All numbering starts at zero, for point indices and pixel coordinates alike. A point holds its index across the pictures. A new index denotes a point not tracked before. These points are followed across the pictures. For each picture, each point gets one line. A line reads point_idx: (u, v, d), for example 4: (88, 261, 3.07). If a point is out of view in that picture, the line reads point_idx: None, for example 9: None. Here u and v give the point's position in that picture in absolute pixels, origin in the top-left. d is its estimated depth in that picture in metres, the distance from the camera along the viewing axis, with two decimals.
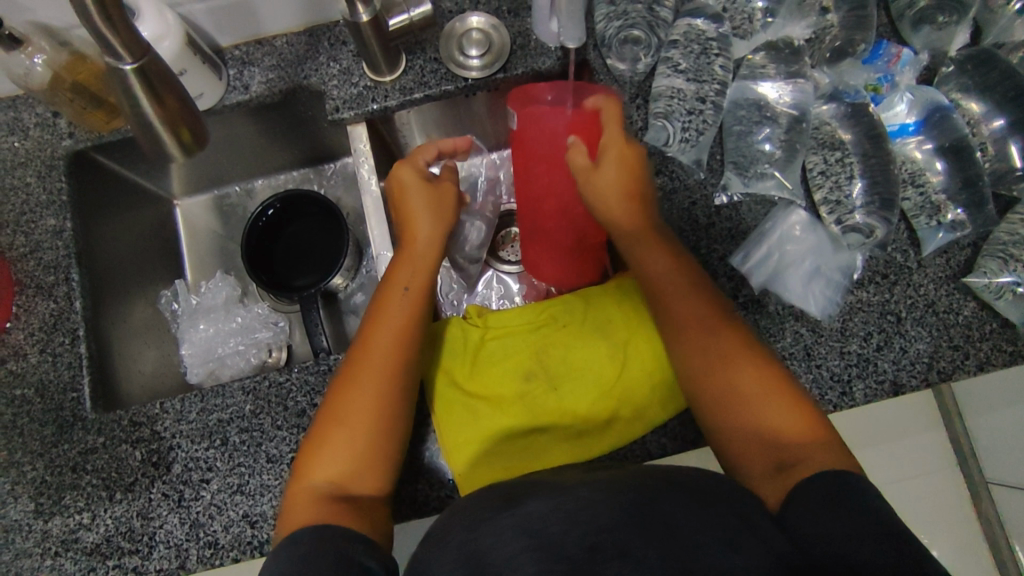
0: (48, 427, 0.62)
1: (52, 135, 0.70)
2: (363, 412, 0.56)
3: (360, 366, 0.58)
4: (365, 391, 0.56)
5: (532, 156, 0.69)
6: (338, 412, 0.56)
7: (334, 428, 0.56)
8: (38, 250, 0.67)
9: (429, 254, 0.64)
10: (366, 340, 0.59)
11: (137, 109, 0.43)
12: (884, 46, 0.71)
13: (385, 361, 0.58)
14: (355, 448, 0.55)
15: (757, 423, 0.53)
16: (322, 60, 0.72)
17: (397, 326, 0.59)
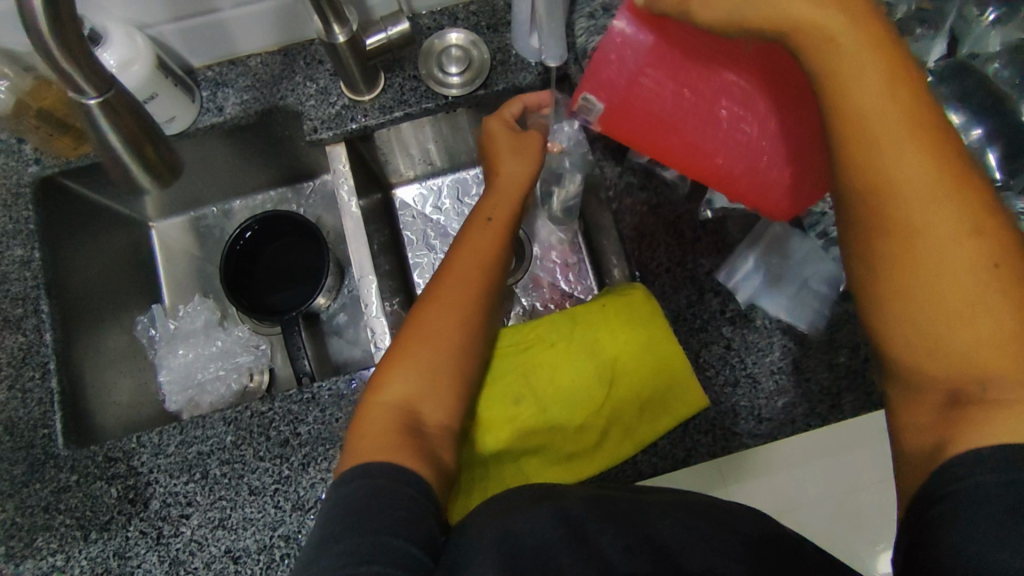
0: (18, 466, 0.60)
1: (18, 162, 0.68)
2: (444, 334, 0.57)
3: (445, 287, 0.60)
4: (452, 309, 0.58)
5: (646, 91, 0.57)
6: (422, 327, 0.58)
7: (419, 345, 0.57)
8: (4, 282, 0.65)
9: (510, 188, 0.67)
10: (452, 264, 0.61)
11: (105, 144, 0.41)
12: None
13: (467, 284, 0.60)
14: (433, 367, 0.56)
15: (1001, 315, 0.40)
16: (299, 80, 0.71)
17: (481, 254, 0.62)
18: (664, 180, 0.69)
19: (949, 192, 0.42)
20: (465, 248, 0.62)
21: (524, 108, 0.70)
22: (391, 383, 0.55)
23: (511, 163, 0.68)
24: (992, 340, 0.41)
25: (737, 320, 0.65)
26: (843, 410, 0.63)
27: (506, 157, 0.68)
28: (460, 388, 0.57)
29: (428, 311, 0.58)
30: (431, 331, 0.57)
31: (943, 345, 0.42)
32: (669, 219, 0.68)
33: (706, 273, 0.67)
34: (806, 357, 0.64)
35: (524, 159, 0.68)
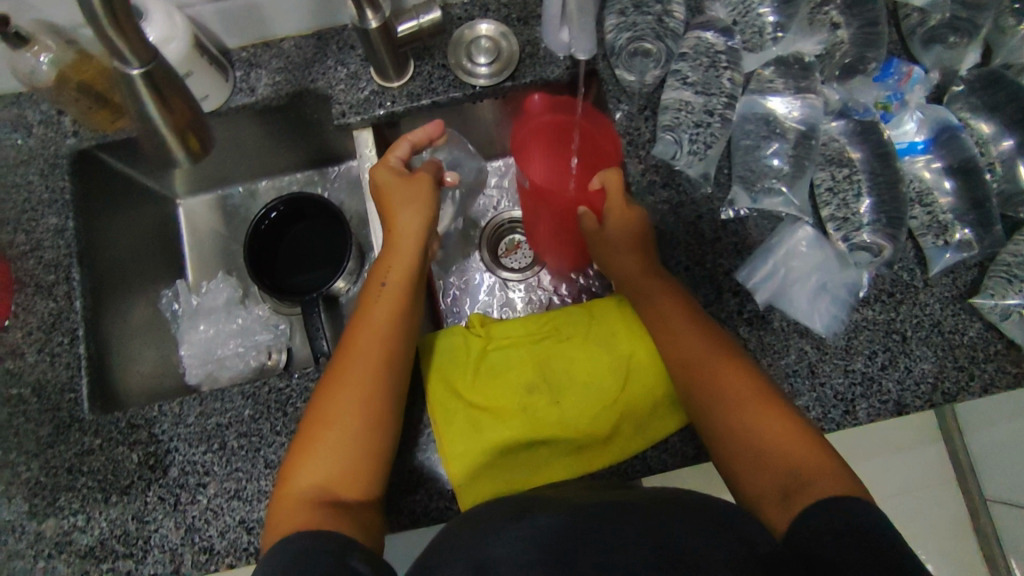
0: (45, 427, 0.62)
1: (56, 133, 0.70)
2: (350, 414, 0.55)
3: (344, 367, 0.57)
4: (355, 385, 0.56)
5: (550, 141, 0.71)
6: (324, 414, 0.56)
7: (324, 428, 0.55)
8: (39, 249, 0.67)
9: (406, 245, 0.64)
10: (350, 343, 0.59)
11: (145, 115, 0.43)
12: (895, 63, 0.71)
13: (369, 359, 0.57)
14: (343, 446, 0.54)
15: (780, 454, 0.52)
16: (330, 64, 0.72)
17: (376, 325, 0.59)
18: (689, 178, 0.69)
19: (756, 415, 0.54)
20: (359, 324, 0.60)
21: (412, 147, 0.69)
22: (302, 468, 0.54)
23: (407, 228, 0.65)
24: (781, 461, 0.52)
25: (754, 321, 0.65)
26: (857, 416, 0.63)
27: (403, 217, 0.65)
28: (377, 453, 0.55)
29: (326, 395, 0.56)
30: (333, 414, 0.55)
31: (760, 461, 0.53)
32: (691, 218, 0.68)
33: (725, 274, 0.67)
34: (823, 361, 0.65)
35: (418, 215, 0.66)
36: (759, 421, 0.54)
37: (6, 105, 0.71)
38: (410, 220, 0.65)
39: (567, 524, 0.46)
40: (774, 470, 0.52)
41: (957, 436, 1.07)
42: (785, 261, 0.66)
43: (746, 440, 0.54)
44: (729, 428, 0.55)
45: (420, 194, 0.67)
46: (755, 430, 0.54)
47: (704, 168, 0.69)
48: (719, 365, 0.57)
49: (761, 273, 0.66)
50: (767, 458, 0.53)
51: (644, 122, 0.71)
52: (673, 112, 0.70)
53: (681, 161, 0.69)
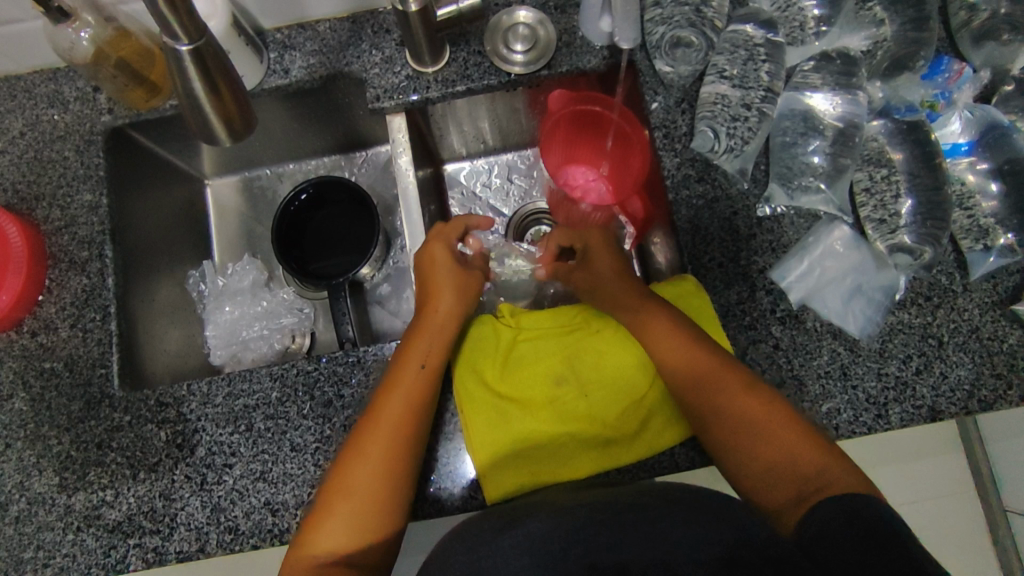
0: (75, 402, 0.62)
1: (92, 110, 0.70)
2: (370, 487, 0.53)
3: (371, 437, 0.55)
4: (376, 460, 0.54)
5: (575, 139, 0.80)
6: (343, 482, 0.54)
7: (341, 494, 0.53)
8: (73, 225, 0.67)
9: (441, 312, 0.63)
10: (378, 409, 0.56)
11: (190, 92, 0.42)
12: (945, 61, 0.69)
13: (393, 432, 0.55)
14: (360, 519, 0.53)
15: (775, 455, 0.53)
16: (365, 47, 0.72)
17: (407, 393, 0.57)
18: (725, 173, 0.68)
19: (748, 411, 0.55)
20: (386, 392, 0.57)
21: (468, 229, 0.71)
22: (317, 534, 0.52)
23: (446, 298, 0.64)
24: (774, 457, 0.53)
25: (787, 320, 0.64)
26: (890, 421, 0.62)
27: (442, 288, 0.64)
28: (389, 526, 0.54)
29: (348, 462, 0.55)
30: (353, 485, 0.54)
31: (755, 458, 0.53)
32: (726, 214, 0.67)
33: (760, 271, 0.66)
34: (856, 364, 0.64)
35: (449, 287, 0.64)
36: (760, 421, 0.54)
37: (42, 80, 0.71)
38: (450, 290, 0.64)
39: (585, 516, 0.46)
40: (785, 472, 0.52)
41: (980, 447, 1.03)
42: (819, 261, 0.66)
43: (754, 445, 0.53)
44: (740, 432, 0.54)
45: (466, 278, 0.66)
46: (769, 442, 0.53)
47: (740, 164, 0.68)
48: (714, 367, 0.56)
49: (797, 271, 0.65)
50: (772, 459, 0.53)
51: (681, 115, 0.70)
52: (710, 106, 0.69)
53: (718, 155, 0.68)
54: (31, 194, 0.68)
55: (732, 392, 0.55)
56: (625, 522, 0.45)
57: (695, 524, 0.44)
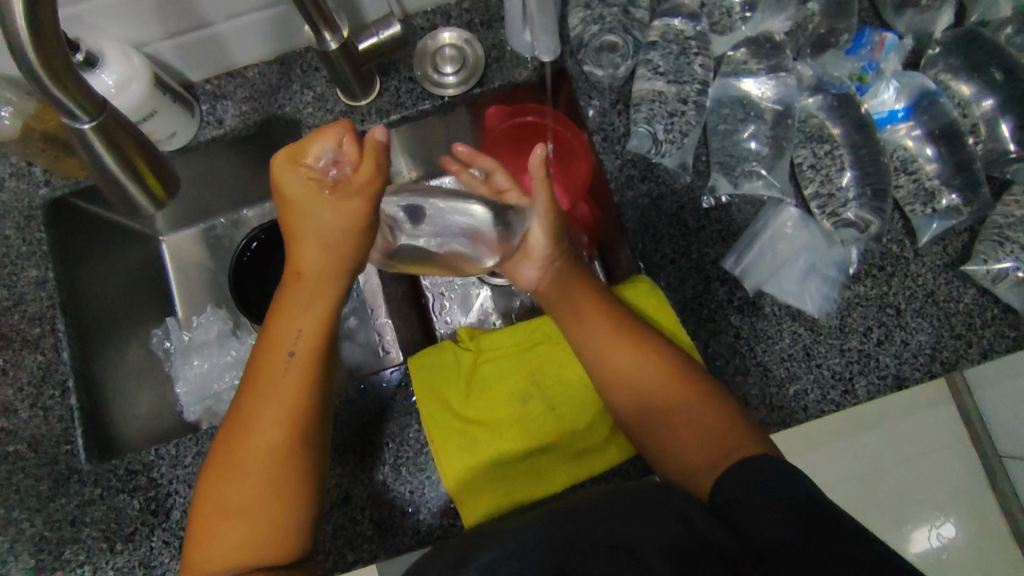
0: (43, 483, 0.61)
1: (29, 184, 0.69)
2: (253, 499, 0.49)
3: (235, 446, 0.50)
4: (253, 470, 0.50)
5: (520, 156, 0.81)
6: (224, 493, 0.50)
7: (217, 513, 0.49)
8: (22, 302, 0.66)
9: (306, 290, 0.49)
10: (251, 411, 0.50)
11: (103, 166, 0.42)
12: (867, 33, 0.69)
13: (275, 433, 0.50)
14: (251, 527, 0.49)
15: (690, 438, 0.53)
16: (296, 88, 0.71)
17: (286, 387, 0.50)
18: (667, 169, 0.68)
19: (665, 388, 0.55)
20: (258, 393, 0.50)
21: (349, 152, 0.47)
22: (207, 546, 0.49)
23: (323, 261, 0.48)
24: (697, 433, 0.53)
25: (745, 308, 0.65)
26: (857, 395, 0.63)
27: (307, 242, 0.48)
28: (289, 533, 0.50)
29: (232, 476, 0.50)
30: (231, 501, 0.49)
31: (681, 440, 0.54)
32: (672, 209, 0.67)
33: (712, 263, 0.66)
34: (818, 343, 0.64)
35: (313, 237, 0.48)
36: (666, 397, 0.55)
37: None
38: (324, 225, 0.47)
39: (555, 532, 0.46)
40: (689, 450, 0.53)
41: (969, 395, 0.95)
42: (771, 245, 0.66)
43: (660, 432, 0.55)
44: (642, 395, 0.56)
45: (355, 208, 0.47)
46: (678, 421, 0.54)
47: (681, 157, 0.68)
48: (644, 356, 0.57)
49: (748, 258, 0.65)
50: (665, 424, 0.55)
51: (617, 117, 0.70)
52: (649, 103, 0.68)
53: (657, 152, 0.68)
54: None
55: (670, 384, 0.55)
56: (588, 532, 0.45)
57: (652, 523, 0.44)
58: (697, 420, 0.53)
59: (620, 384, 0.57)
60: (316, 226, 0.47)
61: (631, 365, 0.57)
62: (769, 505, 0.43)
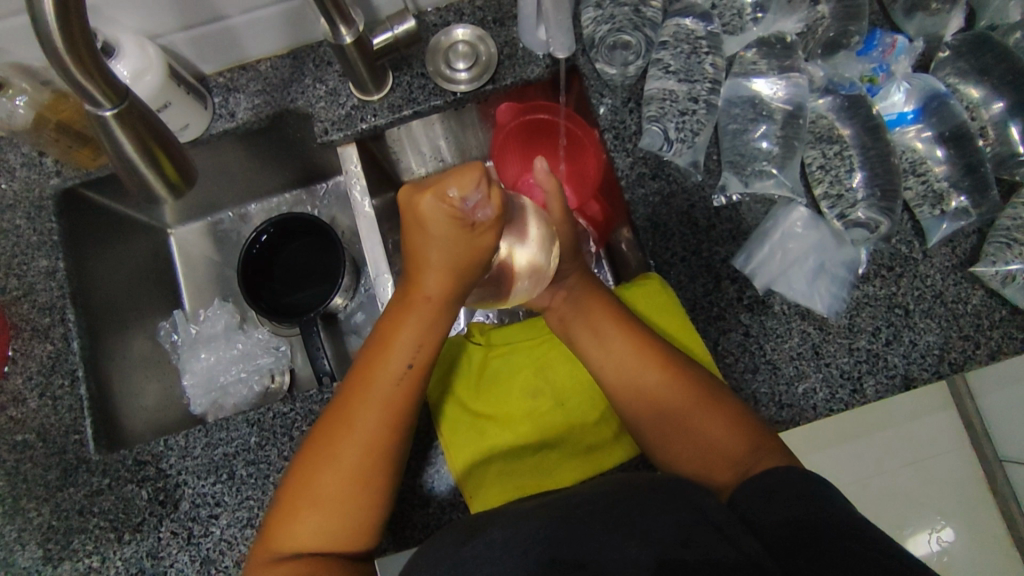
0: (52, 472, 0.62)
1: (40, 175, 0.69)
2: (340, 493, 0.51)
3: (331, 443, 0.52)
4: (346, 465, 0.51)
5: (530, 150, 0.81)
6: (308, 485, 0.52)
7: (302, 501, 0.51)
8: (33, 292, 0.67)
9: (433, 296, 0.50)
10: (350, 413, 0.52)
11: (122, 154, 0.42)
12: (878, 36, 0.70)
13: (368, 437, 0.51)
14: (337, 518, 0.51)
15: (709, 442, 0.53)
16: (309, 82, 0.72)
17: (388, 394, 0.52)
18: (678, 168, 0.68)
19: (680, 387, 0.55)
20: (361, 391, 0.52)
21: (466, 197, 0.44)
22: (289, 532, 0.51)
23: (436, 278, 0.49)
24: (717, 433, 0.53)
25: (755, 307, 0.65)
26: (865, 395, 0.63)
27: (434, 269, 0.49)
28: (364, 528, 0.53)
29: (322, 469, 0.51)
30: (320, 492, 0.51)
31: (704, 438, 0.54)
32: (683, 208, 0.67)
33: (722, 261, 0.66)
34: (826, 342, 0.64)
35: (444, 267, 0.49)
36: (680, 400, 0.55)
37: None
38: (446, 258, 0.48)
39: (567, 515, 0.45)
40: (711, 451, 0.53)
41: None
42: (780, 245, 0.66)
43: (681, 433, 0.55)
44: (654, 405, 0.56)
45: (464, 248, 0.47)
46: (696, 424, 0.54)
47: (692, 156, 0.68)
48: (649, 359, 0.57)
49: (758, 257, 0.65)
50: (683, 431, 0.55)
51: (629, 115, 0.70)
52: (659, 103, 0.69)
53: (668, 151, 0.68)
54: None
55: (680, 384, 0.56)
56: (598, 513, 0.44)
57: (665, 507, 0.43)
58: (721, 429, 0.53)
59: (631, 393, 0.57)
60: (443, 254, 0.47)
61: (637, 369, 0.57)
62: (789, 516, 0.43)
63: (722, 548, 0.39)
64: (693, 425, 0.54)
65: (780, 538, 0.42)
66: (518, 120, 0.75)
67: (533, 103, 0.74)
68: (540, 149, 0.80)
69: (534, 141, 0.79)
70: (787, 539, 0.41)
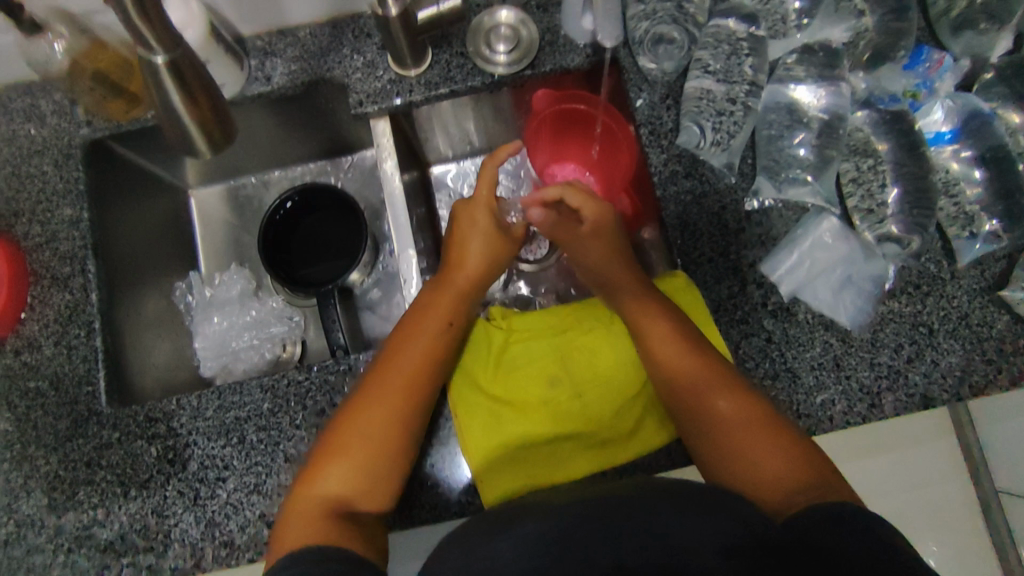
0: (62, 421, 0.61)
1: (70, 123, 0.69)
2: (382, 432, 0.54)
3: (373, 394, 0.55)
4: (388, 403, 0.55)
5: (563, 138, 0.81)
6: (344, 435, 0.54)
7: (336, 451, 0.54)
8: (55, 241, 0.66)
9: (474, 278, 0.66)
10: (387, 368, 0.57)
11: (168, 104, 0.43)
12: (925, 51, 0.70)
13: (410, 377, 0.57)
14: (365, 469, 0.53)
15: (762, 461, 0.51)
16: (346, 52, 0.71)
17: (429, 342, 0.59)
18: (712, 168, 0.68)
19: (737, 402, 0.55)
20: (406, 342, 0.59)
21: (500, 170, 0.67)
22: (320, 481, 0.52)
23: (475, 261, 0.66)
24: (773, 453, 0.51)
25: (779, 313, 0.64)
26: (883, 410, 0.63)
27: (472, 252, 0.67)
28: (393, 478, 0.54)
29: (358, 417, 0.55)
30: (355, 439, 0.54)
31: (760, 458, 0.51)
32: (714, 209, 0.67)
33: (749, 265, 0.66)
34: (848, 354, 0.64)
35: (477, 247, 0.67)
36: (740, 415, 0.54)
37: (19, 94, 0.70)
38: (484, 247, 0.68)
39: (593, 513, 0.45)
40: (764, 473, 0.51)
41: (972, 431, 0.95)
42: (810, 253, 0.65)
43: (731, 447, 0.53)
44: (710, 420, 0.55)
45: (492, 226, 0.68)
46: (751, 440, 0.52)
47: (727, 159, 0.68)
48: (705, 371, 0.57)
49: (787, 263, 0.65)
50: (736, 452, 0.52)
51: (666, 111, 0.69)
52: (695, 101, 0.68)
53: (704, 151, 0.68)
54: (11, 211, 0.67)
55: (725, 392, 0.55)
56: (620, 515, 0.44)
57: (690, 514, 0.43)
58: (779, 453, 0.51)
59: (683, 398, 0.57)
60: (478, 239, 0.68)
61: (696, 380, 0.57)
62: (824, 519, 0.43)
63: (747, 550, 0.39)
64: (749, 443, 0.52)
65: (816, 537, 0.41)
66: (552, 108, 0.75)
67: (568, 91, 0.74)
68: (573, 138, 0.81)
69: (567, 130, 0.79)
70: (821, 539, 0.41)
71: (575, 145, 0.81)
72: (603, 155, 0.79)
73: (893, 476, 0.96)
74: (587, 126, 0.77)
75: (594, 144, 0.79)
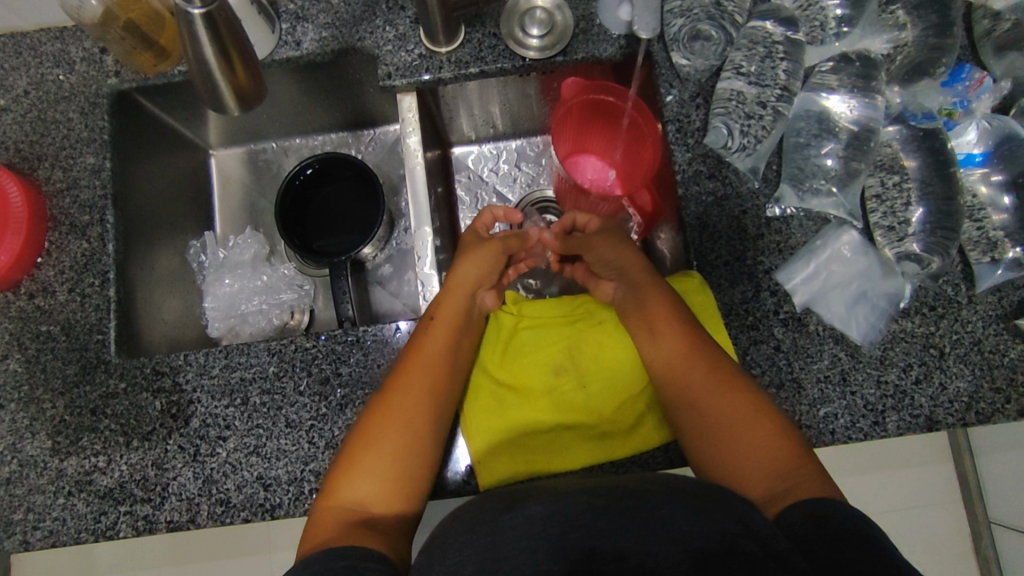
0: (71, 366, 0.62)
1: (98, 72, 0.69)
2: (402, 438, 0.55)
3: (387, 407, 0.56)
4: (396, 420, 0.55)
5: (583, 130, 0.79)
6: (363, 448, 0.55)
7: (360, 459, 0.54)
8: (75, 187, 0.67)
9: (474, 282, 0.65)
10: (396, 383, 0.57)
11: (200, 59, 0.44)
12: (966, 70, 0.68)
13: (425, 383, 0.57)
14: (385, 478, 0.54)
15: (758, 457, 0.52)
16: (379, 23, 0.70)
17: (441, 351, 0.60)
18: (736, 171, 0.67)
19: (737, 401, 0.55)
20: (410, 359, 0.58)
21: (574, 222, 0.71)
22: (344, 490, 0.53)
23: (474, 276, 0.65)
24: (768, 451, 0.52)
25: (790, 322, 0.64)
26: (886, 428, 0.62)
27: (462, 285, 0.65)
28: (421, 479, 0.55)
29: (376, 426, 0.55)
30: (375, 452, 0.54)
31: (753, 458, 0.53)
32: (734, 212, 0.66)
33: (765, 272, 0.65)
34: (856, 370, 0.63)
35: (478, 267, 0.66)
36: (736, 412, 0.55)
37: (49, 37, 0.70)
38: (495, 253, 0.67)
39: (597, 502, 0.45)
40: (759, 472, 0.52)
41: (969, 459, 0.99)
42: (825, 265, 0.65)
43: (729, 441, 0.54)
44: (699, 407, 0.56)
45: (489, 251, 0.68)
46: (748, 437, 0.53)
47: (753, 163, 0.67)
48: (702, 367, 0.57)
49: (802, 273, 0.64)
50: (731, 450, 0.54)
51: (694, 110, 0.69)
52: (724, 101, 0.67)
53: (730, 152, 0.67)
54: (34, 153, 0.68)
55: (721, 392, 0.55)
56: (621, 508, 0.44)
57: (700, 513, 0.42)
58: (769, 453, 0.52)
59: (681, 388, 0.57)
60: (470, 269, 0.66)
61: (699, 377, 0.57)
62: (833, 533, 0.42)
63: (748, 548, 0.39)
64: (746, 444, 0.53)
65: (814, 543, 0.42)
66: (577, 99, 0.72)
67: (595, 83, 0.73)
68: (595, 128, 0.79)
69: (590, 120, 0.77)
70: (819, 547, 0.42)
71: (596, 135, 0.80)
72: (628, 146, 0.77)
73: (883, 494, 1.00)
74: (611, 117, 0.75)
75: (617, 134, 0.77)
